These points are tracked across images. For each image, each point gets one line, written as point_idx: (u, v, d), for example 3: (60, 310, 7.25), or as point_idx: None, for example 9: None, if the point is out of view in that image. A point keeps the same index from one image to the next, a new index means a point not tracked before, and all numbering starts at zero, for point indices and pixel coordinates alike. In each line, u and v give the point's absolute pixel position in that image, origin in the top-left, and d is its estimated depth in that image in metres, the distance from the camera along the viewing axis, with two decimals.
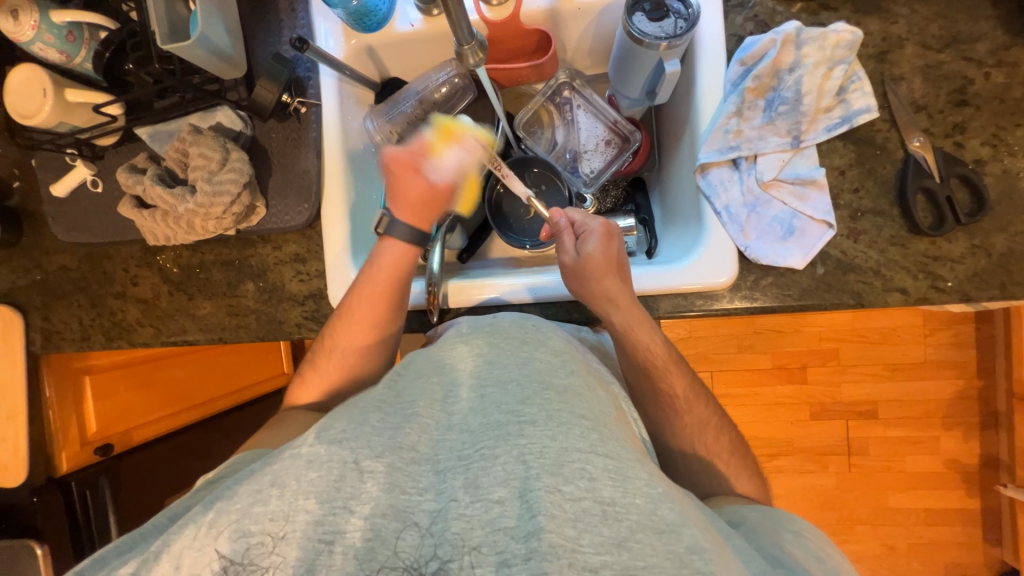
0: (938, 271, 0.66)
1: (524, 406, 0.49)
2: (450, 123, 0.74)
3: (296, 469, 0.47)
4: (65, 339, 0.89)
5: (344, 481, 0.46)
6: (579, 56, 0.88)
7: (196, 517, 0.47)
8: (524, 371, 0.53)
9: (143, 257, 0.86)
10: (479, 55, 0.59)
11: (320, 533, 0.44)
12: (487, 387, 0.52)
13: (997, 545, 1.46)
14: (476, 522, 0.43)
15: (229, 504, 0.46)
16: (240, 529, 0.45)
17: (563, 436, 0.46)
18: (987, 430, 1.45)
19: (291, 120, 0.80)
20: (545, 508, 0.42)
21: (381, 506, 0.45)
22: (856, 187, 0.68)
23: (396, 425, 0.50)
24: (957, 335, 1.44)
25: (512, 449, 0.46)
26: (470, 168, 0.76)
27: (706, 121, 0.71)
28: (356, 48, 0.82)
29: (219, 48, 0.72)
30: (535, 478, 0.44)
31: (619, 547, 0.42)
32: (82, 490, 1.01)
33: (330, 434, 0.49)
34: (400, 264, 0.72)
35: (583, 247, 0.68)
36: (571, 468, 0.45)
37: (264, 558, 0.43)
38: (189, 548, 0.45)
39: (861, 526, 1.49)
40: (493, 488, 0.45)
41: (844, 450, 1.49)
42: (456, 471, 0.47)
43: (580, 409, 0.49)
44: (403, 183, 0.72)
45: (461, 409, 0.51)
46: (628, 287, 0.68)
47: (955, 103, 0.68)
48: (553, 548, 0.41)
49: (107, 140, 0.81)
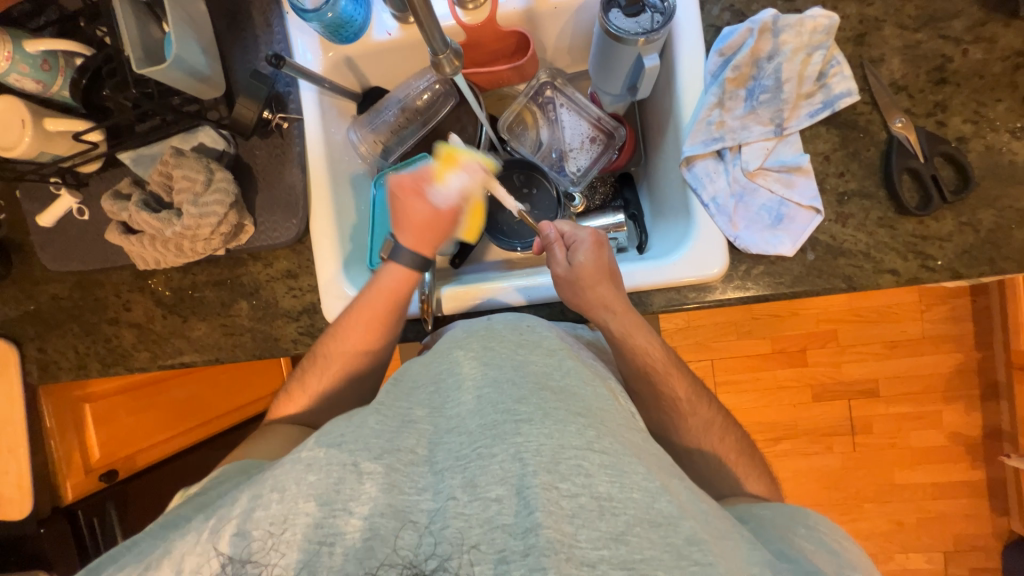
0: (928, 250, 0.66)
1: (521, 405, 0.48)
2: (454, 151, 0.73)
3: (295, 473, 0.46)
4: (61, 368, 0.89)
5: (343, 483, 0.46)
6: (559, 55, 0.87)
7: (197, 523, 0.47)
8: (519, 371, 0.52)
9: (134, 282, 0.86)
10: (455, 63, 0.58)
11: (320, 534, 0.44)
12: (484, 388, 0.51)
13: (1004, 515, 1.47)
14: (474, 521, 0.43)
15: (230, 510, 0.46)
16: (241, 532, 0.44)
17: (559, 433, 0.46)
18: (988, 402, 1.46)
19: (274, 136, 0.80)
20: (542, 505, 0.42)
21: (381, 506, 0.45)
22: (841, 171, 0.68)
23: (395, 427, 0.50)
24: (952, 309, 1.44)
25: (509, 447, 0.46)
26: (474, 194, 0.74)
27: (688, 114, 0.71)
28: (334, 60, 0.81)
29: (196, 69, 0.71)
30: (532, 475, 0.44)
31: (617, 541, 0.42)
32: (89, 516, 1.00)
33: (330, 438, 0.48)
34: (397, 289, 0.72)
35: (572, 257, 0.68)
36: (567, 464, 0.45)
37: (257, 563, 0.43)
38: (192, 553, 0.45)
39: (869, 504, 1.50)
40: (490, 486, 0.44)
41: (848, 430, 1.50)
42: (454, 470, 0.46)
43: (576, 406, 0.49)
44: (408, 208, 0.72)
45: (459, 414, 0.50)
46: (622, 295, 0.68)
47: (936, 81, 0.68)
48: (552, 543, 0.41)
49: (90, 167, 0.81)
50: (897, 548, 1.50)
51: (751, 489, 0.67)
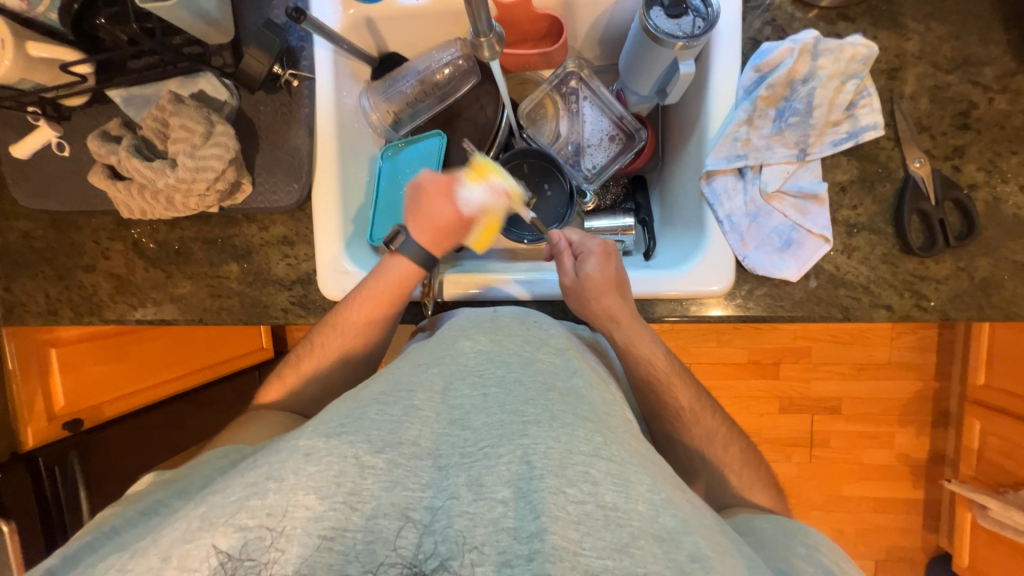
0: (923, 290, 0.68)
1: (528, 406, 0.49)
2: (488, 166, 0.72)
3: (294, 463, 0.46)
4: (29, 312, 0.83)
5: (344, 477, 0.45)
6: (588, 46, 0.84)
7: (185, 512, 0.46)
8: (528, 371, 0.53)
9: (115, 229, 0.81)
10: (495, 48, 0.56)
11: (320, 529, 0.43)
12: (491, 387, 0.52)
13: (935, 532, 1.59)
14: (479, 520, 0.44)
15: (221, 498, 0.45)
16: (236, 524, 0.43)
17: (567, 437, 0.47)
18: (938, 429, 1.55)
19: (282, 93, 0.75)
20: (549, 509, 0.43)
21: (383, 506, 0.45)
22: (855, 204, 0.69)
23: (397, 417, 0.49)
24: (921, 340, 1.51)
25: (517, 448, 0.46)
26: (494, 211, 0.72)
27: (715, 127, 0.70)
28: (354, 18, 0.77)
29: (205, 10, 0.66)
30: (539, 479, 0.44)
31: (621, 552, 0.42)
32: (50, 466, 0.96)
33: (328, 428, 0.48)
34: (403, 281, 0.71)
35: (582, 266, 0.68)
36: (574, 470, 0.45)
37: (253, 562, 0.42)
38: (185, 539, 0.43)
39: (816, 512, 1.59)
40: (496, 487, 0.45)
41: (807, 442, 1.57)
42: (459, 468, 0.47)
43: (584, 411, 0.50)
44: (431, 205, 0.70)
45: (464, 405, 0.51)
46: (631, 305, 0.68)
47: (958, 126, 0.69)
48: (557, 549, 0.41)
49: (74, 101, 0.75)
50: None
51: (727, 501, 0.68)
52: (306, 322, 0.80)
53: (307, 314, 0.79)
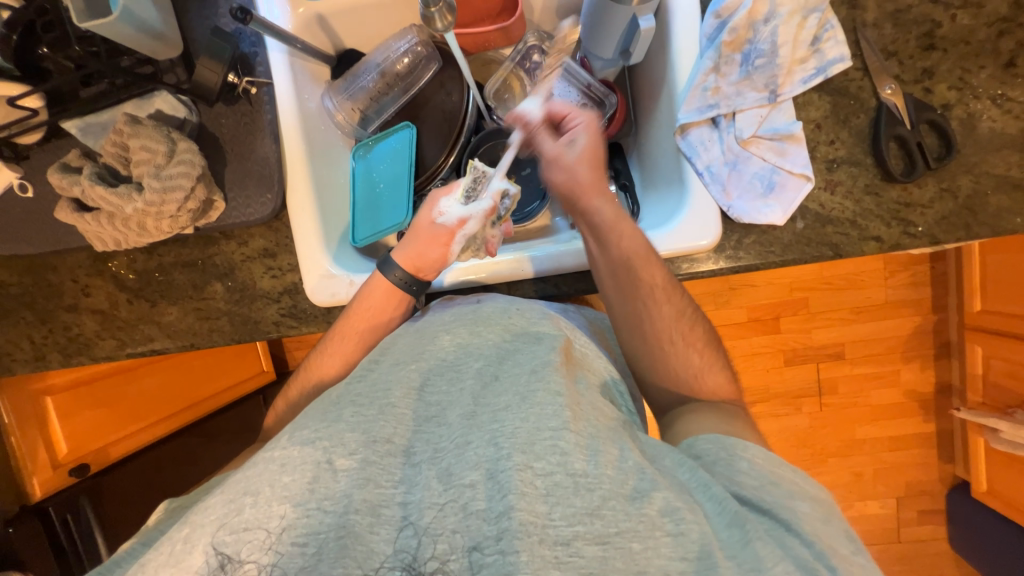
0: (910, 217, 0.68)
1: (497, 394, 0.50)
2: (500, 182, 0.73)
3: (269, 474, 0.45)
4: (16, 361, 0.81)
5: (318, 482, 0.45)
6: (547, 17, 0.83)
7: (172, 532, 0.44)
8: (504, 364, 0.53)
9: (92, 264, 0.79)
10: (446, 18, 0.57)
11: (293, 536, 0.43)
12: (466, 381, 0.53)
13: (951, 462, 1.60)
14: (449, 509, 0.44)
15: (202, 516, 0.44)
16: (214, 541, 0.42)
17: (535, 416, 0.47)
18: (941, 360, 1.56)
19: (241, 102, 0.73)
20: (515, 487, 0.43)
21: (354, 502, 0.45)
22: (832, 139, 0.69)
23: (372, 417, 0.49)
24: (913, 275, 1.52)
25: (485, 434, 0.47)
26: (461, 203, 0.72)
27: (683, 80, 0.70)
28: (305, 17, 0.75)
29: (148, 24, 0.64)
30: (506, 458, 0.44)
31: (592, 515, 0.43)
32: (63, 514, 0.93)
33: (304, 436, 0.48)
34: (384, 303, 0.68)
35: (573, 139, 0.68)
36: (543, 445, 0.45)
37: (253, 562, 0.42)
38: (172, 562, 0.42)
39: (833, 458, 1.61)
40: (465, 473, 0.45)
41: (816, 392, 1.58)
42: (430, 462, 0.47)
43: (556, 386, 0.49)
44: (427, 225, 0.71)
45: (440, 403, 0.51)
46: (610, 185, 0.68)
47: (924, 47, 0.68)
48: (524, 525, 0.41)
49: (30, 138, 0.73)
50: (856, 497, 1.62)
51: None
52: (299, 332, 0.78)
53: (299, 324, 0.77)
